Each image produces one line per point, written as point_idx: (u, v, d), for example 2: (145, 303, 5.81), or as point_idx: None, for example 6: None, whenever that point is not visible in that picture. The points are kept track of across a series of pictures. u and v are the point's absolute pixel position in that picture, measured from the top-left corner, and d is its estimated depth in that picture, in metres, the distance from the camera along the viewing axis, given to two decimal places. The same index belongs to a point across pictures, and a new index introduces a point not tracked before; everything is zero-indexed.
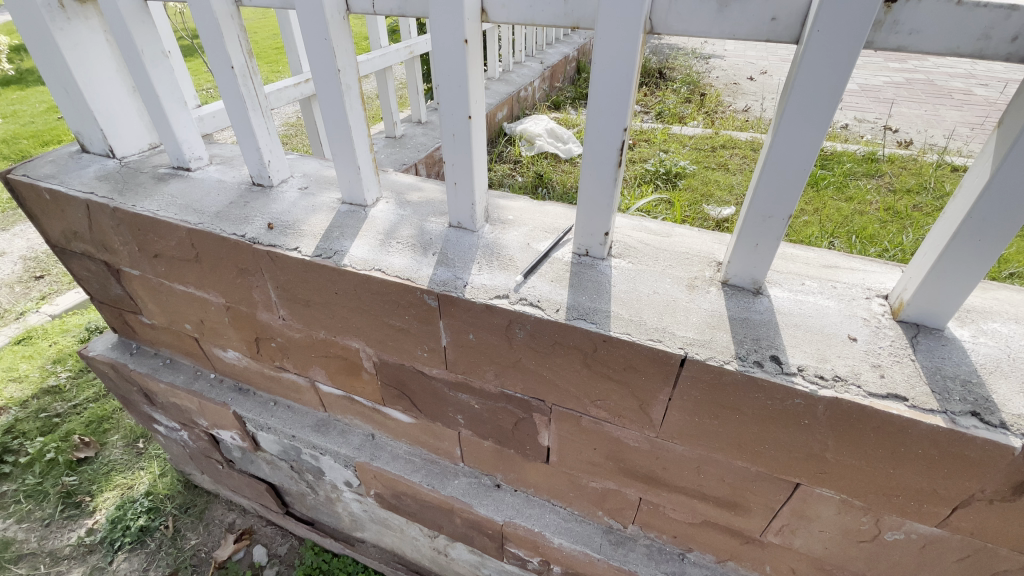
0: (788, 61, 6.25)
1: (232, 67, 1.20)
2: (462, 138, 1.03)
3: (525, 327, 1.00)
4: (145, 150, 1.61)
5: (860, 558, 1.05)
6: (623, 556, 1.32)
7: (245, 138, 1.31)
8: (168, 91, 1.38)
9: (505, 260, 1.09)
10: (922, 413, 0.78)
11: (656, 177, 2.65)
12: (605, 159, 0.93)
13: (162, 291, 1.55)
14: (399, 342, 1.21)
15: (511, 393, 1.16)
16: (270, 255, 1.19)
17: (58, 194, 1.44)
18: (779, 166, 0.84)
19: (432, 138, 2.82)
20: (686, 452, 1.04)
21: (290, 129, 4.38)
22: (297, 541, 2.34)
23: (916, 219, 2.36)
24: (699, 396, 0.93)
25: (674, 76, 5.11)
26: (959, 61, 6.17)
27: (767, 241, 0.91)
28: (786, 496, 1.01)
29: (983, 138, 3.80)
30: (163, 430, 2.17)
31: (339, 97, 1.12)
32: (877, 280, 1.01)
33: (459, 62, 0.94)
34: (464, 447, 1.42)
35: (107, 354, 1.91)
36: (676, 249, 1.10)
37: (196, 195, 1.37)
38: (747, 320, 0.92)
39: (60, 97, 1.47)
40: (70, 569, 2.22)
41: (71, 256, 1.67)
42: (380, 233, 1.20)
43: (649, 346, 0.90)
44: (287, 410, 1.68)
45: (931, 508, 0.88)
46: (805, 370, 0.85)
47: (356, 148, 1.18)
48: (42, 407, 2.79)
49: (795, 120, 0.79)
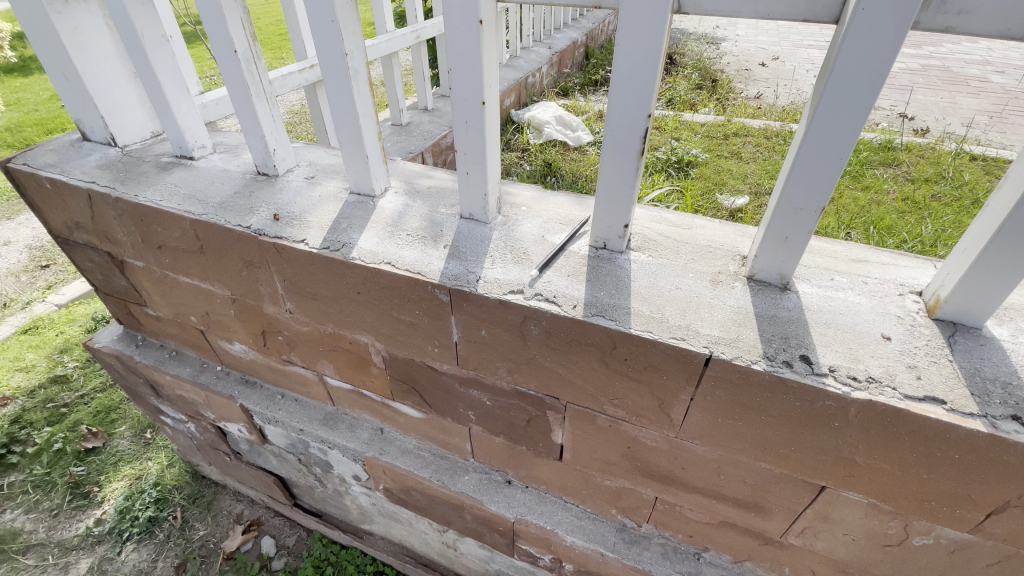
0: (801, 46, 6.11)
1: (234, 51, 1.15)
2: (476, 125, 0.99)
3: (540, 324, 0.97)
4: (147, 138, 1.57)
5: (885, 561, 1.02)
6: (637, 554, 1.30)
7: (250, 126, 1.26)
8: (170, 77, 1.34)
9: (519, 253, 1.05)
10: (961, 417, 0.75)
11: (668, 166, 2.60)
12: (627, 146, 0.89)
13: (166, 283, 1.53)
14: (409, 337, 1.18)
15: (524, 390, 1.13)
16: (276, 247, 1.16)
17: (59, 183, 1.40)
18: (813, 157, 0.79)
19: (439, 126, 2.76)
20: (706, 453, 1.01)
21: (294, 117, 4.32)
22: (305, 532, 2.33)
23: (935, 209, 2.30)
24: (723, 396, 0.89)
25: (684, 61, 5.00)
26: (974, 46, 6.01)
27: (798, 235, 0.87)
28: (809, 499, 0.98)
29: (1002, 126, 3.70)
30: (170, 421, 2.16)
31: (347, 83, 1.08)
32: (910, 275, 0.96)
33: (473, 44, 0.89)
34: (475, 443, 1.39)
35: (112, 346, 1.90)
36: (698, 242, 1.06)
37: (200, 184, 1.33)
38: (775, 317, 0.89)
39: (59, 84, 1.43)
40: (78, 559, 2.23)
41: (73, 247, 1.64)
42: (389, 225, 1.16)
43: (671, 344, 0.87)
44: (294, 403, 1.66)
45: (965, 513, 0.85)
46: (837, 370, 0.81)
47: (365, 137, 1.14)
48: (49, 397, 2.80)
49: (833, 106, 0.74)
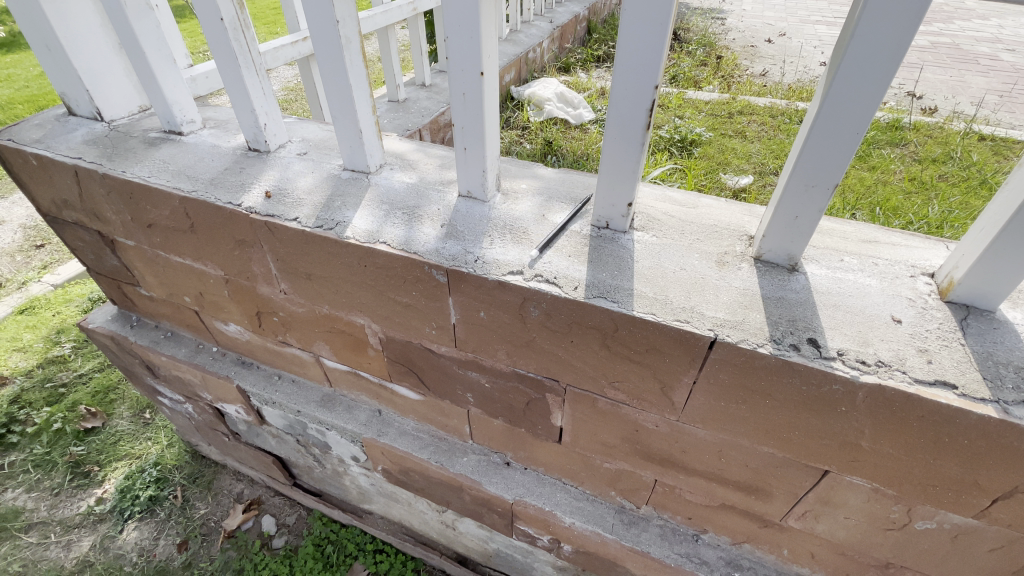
0: (808, 22, 5.95)
1: (221, 19, 1.10)
2: (474, 97, 0.94)
3: (540, 306, 0.94)
4: (134, 113, 1.52)
5: (885, 545, 1.01)
6: (636, 536, 1.30)
7: (239, 99, 1.22)
8: (156, 47, 1.29)
9: (519, 233, 1.02)
10: (972, 402, 0.73)
11: (671, 145, 2.54)
12: (633, 119, 0.84)
13: (159, 263, 1.50)
14: (406, 319, 1.15)
15: (523, 373, 1.11)
16: (268, 225, 1.12)
17: (44, 159, 1.36)
18: (828, 131, 0.75)
19: (437, 102, 2.69)
20: (708, 436, 1.00)
21: (288, 94, 4.22)
22: (305, 511, 2.34)
23: (942, 190, 2.26)
24: (728, 379, 0.87)
25: (689, 37, 4.87)
26: (984, 23, 5.85)
27: (808, 215, 0.84)
28: (811, 483, 0.97)
29: (1011, 106, 3.62)
30: (167, 402, 2.15)
31: (339, 52, 1.03)
32: (922, 257, 0.93)
33: (471, 10, 0.84)
34: (474, 425, 1.38)
35: (106, 326, 1.87)
36: (704, 222, 1.02)
37: (190, 161, 1.29)
38: (782, 299, 0.86)
39: (43, 56, 1.38)
40: (80, 537, 2.25)
41: (63, 225, 1.61)
42: (383, 202, 1.13)
43: (674, 327, 0.84)
44: (291, 384, 1.64)
45: (971, 499, 0.83)
46: (845, 354, 0.78)
47: (358, 111, 1.09)
48: (47, 377, 2.80)
49: (851, 77, 0.70)
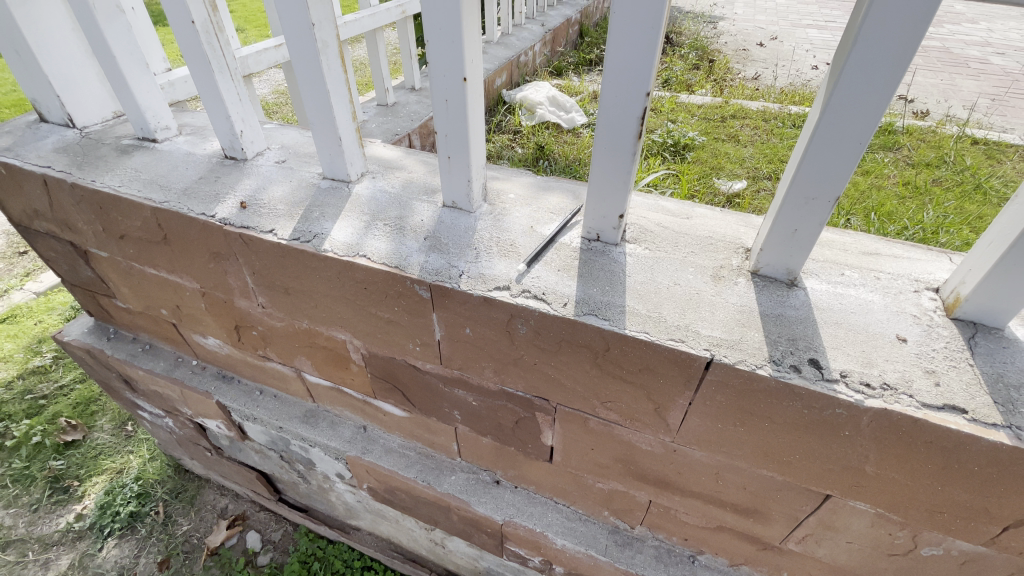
0: (801, 26, 5.94)
1: (193, 23, 1.05)
2: (456, 104, 0.90)
3: (528, 323, 0.89)
4: (108, 119, 1.46)
5: (890, 570, 0.97)
6: (629, 558, 1.26)
7: (214, 105, 1.16)
8: (129, 52, 1.23)
9: (505, 246, 0.97)
10: (983, 428, 0.68)
11: (664, 149, 2.50)
12: (624, 128, 0.80)
13: (133, 274, 1.44)
14: (388, 335, 1.10)
15: (511, 391, 1.06)
16: (243, 238, 1.07)
17: (13, 168, 1.30)
18: (829, 141, 0.71)
19: (427, 106, 2.64)
20: (704, 458, 0.95)
21: (277, 97, 4.15)
22: (291, 526, 2.27)
23: (936, 194, 2.23)
24: (724, 401, 0.83)
25: (682, 41, 4.85)
26: (972, 27, 5.87)
27: (808, 228, 0.79)
28: (812, 507, 0.93)
29: (1003, 110, 3.62)
30: (148, 415, 2.08)
31: (315, 56, 0.98)
32: (926, 270, 0.89)
33: (452, 13, 0.80)
34: (462, 443, 1.33)
35: (83, 339, 1.81)
36: (698, 233, 0.98)
37: (164, 169, 1.24)
38: (781, 316, 0.82)
39: (11, 60, 1.32)
40: (58, 555, 2.17)
41: (36, 235, 1.54)
42: (365, 213, 1.07)
43: (669, 346, 0.80)
44: (273, 400, 1.58)
45: (981, 526, 0.79)
46: (849, 376, 0.74)
47: (337, 117, 1.05)
48: (27, 389, 2.71)
49: (854, 84, 0.65)
